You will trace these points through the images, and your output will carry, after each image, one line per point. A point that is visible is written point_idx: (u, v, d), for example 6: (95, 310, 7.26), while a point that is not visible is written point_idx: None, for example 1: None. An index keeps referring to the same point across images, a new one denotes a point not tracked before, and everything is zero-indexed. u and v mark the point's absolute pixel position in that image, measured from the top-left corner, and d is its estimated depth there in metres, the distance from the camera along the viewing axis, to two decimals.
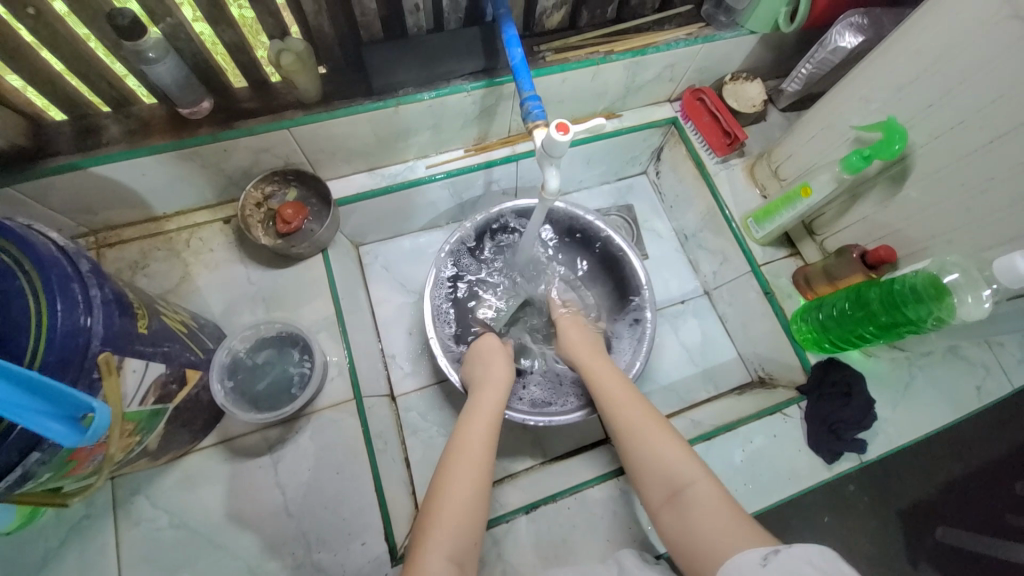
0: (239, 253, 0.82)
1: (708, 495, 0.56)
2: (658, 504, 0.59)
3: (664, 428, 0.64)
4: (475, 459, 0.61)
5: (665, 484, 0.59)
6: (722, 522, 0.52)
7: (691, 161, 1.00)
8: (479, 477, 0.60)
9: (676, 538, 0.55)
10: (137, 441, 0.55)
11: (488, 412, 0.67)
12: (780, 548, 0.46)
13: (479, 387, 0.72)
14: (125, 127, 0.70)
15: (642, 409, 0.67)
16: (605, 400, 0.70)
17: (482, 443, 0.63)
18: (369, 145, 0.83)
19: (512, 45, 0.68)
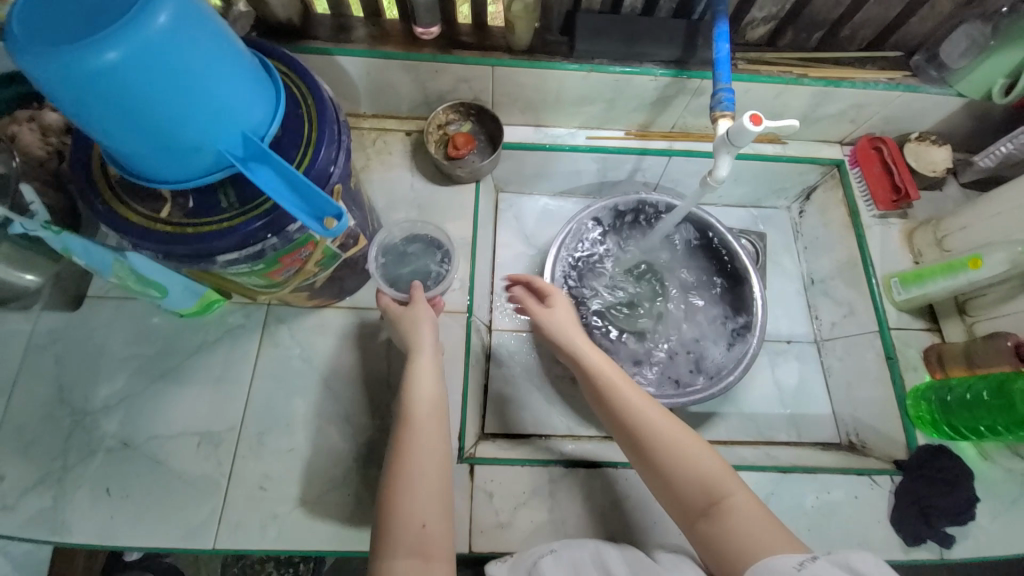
0: (410, 162, 0.94)
1: (742, 505, 0.54)
2: (691, 514, 0.56)
3: (683, 431, 0.61)
4: (428, 444, 0.60)
5: (698, 493, 0.56)
6: (766, 537, 0.51)
7: (844, 206, 0.97)
8: (439, 466, 0.59)
9: (715, 551, 0.53)
10: (316, 273, 0.67)
11: (428, 396, 0.64)
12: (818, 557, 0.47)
13: (415, 364, 0.68)
14: (370, 32, 0.83)
15: (657, 412, 0.63)
16: (618, 402, 0.65)
17: (427, 426, 0.62)
18: (547, 102, 0.91)
19: (721, 40, 0.72)
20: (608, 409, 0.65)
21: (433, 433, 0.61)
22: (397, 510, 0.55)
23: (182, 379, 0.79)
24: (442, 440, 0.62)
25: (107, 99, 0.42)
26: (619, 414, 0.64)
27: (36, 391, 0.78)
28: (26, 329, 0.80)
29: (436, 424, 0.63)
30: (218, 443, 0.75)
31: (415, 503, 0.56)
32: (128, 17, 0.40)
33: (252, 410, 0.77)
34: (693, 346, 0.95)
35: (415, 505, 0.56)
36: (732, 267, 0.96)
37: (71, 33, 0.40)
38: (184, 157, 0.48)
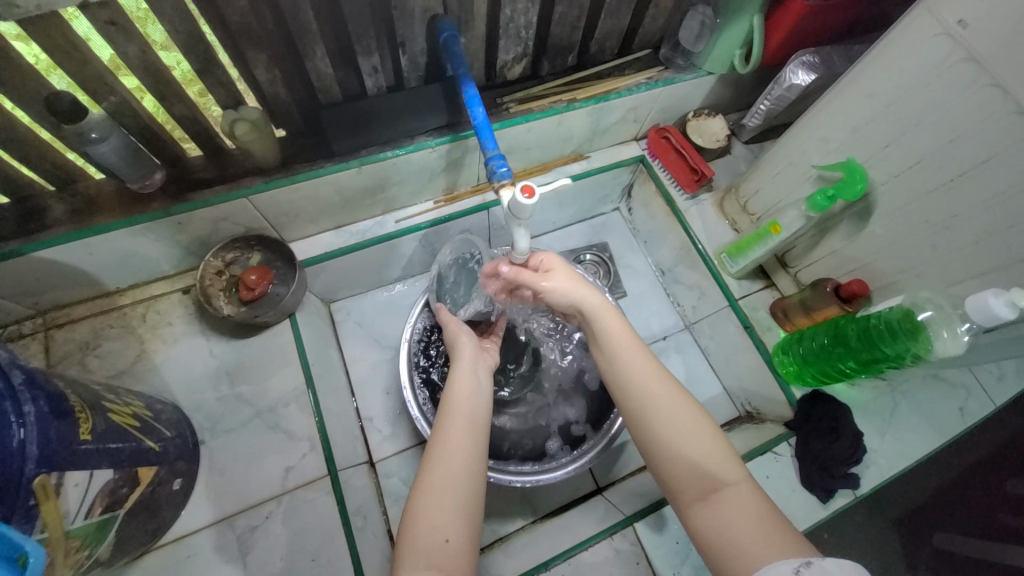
0: (199, 324, 0.78)
1: (744, 497, 0.52)
2: (687, 498, 0.55)
3: (698, 421, 0.58)
4: (459, 446, 0.57)
5: (700, 479, 0.55)
6: (771, 530, 0.49)
7: (661, 198, 1.01)
8: (461, 473, 0.56)
9: (708, 536, 0.52)
10: (84, 557, 0.50)
11: (465, 397, 0.62)
12: (811, 561, 0.45)
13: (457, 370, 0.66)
14: (70, 207, 0.66)
15: (671, 396, 0.60)
16: (635, 383, 0.61)
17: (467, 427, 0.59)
18: (335, 204, 0.81)
19: (473, 105, 0.67)
20: (622, 386, 0.62)
21: (462, 440, 0.58)
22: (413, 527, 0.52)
23: None
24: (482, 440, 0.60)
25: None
26: (634, 397, 0.61)
27: None
28: None
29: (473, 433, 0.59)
30: None
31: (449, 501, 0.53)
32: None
33: None
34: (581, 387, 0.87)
35: (432, 523, 0.52)
36: None
37: None
38: None
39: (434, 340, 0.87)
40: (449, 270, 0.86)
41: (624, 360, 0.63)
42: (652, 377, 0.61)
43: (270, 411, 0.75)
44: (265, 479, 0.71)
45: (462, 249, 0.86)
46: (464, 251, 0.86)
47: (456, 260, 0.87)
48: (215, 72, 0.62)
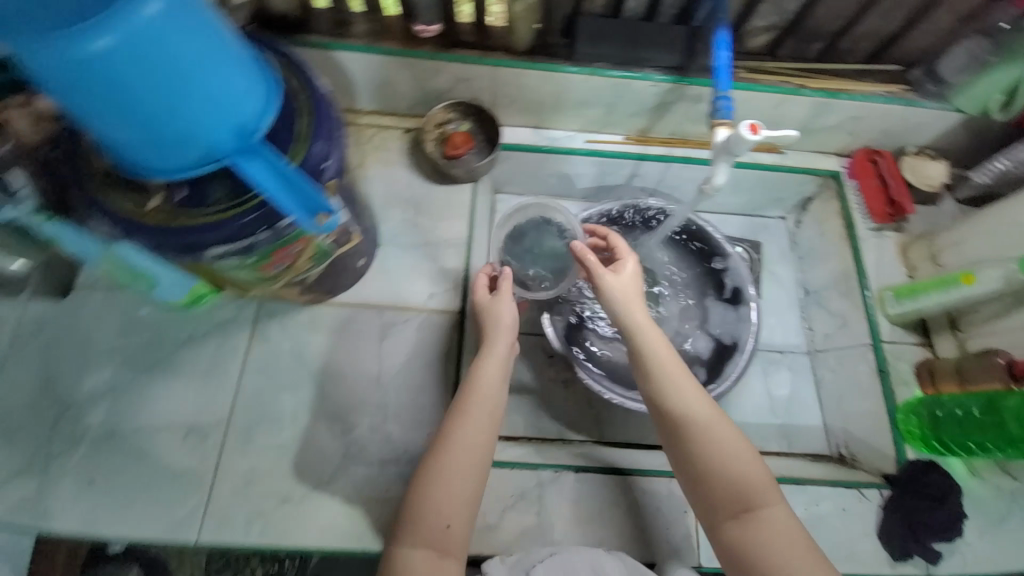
0: (406, 159, 0.94)
1: (779, 521, 0.57)
2: (720, 516, 0.59)
3: (741, 445, 0.61)
4: (480, 438, 0.63)
5: (737, 499, 0.58)
6: (805, 559, 0.55)
7: (840, 217, 0.98)
8: (473, 467, 0.62)
9: (739, 551, 0.57)
10: (307, 267, 0.67)
11: (490, 389, 0.66)
12: None
13: (485, 353, 0.69)
14: (368, 28, 0.82)
15: (714, 418, 0.62)
16: (677, 405, 0.63)
17: (479, 417, 0.64)
18: (549, 104, 0.91)
19: (721, 47, 0.71)
20: (660, 405, 0.64)
21: (482, 427, 0.64)
22: (424, 510, 0.60)
23: (168, 373, 0.77)
24: (492, 429, 0.65)
25: (84, 91, 0.42)
26: (675, 418, 0.63)
27: (19, 381, 0.76)
28: (9, 318, 0.78)
29: (486, 423, 0.64)
30: (203, 437, 0.74)
31: (455, 487, 0.61)
32: (73, 29, 0.39)
33: (239, 403, 0.77)
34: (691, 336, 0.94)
35: (437, 508, 0.59)
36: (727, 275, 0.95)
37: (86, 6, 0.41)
38: (175, 150, 0.48)
39: None
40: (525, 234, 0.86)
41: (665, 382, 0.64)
42: (694, 400, 0.63)
43: (432, 247, 0.89)
44: (411, 295, 0.85)
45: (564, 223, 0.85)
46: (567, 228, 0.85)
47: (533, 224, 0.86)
48: None
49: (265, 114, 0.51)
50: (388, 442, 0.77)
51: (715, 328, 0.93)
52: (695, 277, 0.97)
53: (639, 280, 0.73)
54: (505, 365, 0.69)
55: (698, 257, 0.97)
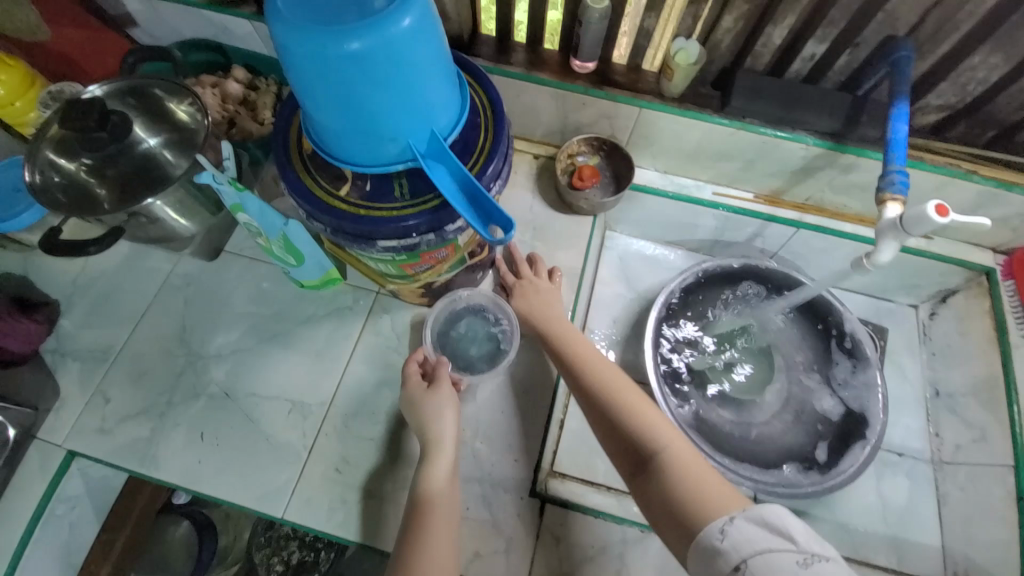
0: (532, 184, 0.96)
1: (678, 459, 0.56)
2: (634, 474, 0.58)
3: (637, 398, 0.63)
4: (443, 554, 0.57)
5: (639, 449, 0.59)
6: (710, 492, 0.51)
7: (990, 319, 0.88)
8: (444, 573, 0.56)
9: (652, 505, 0.55)
10: (440, 274, 0.69)
11: (444, 486, 0.62)
12: (736, 516, 0.48)
13: (427, 461, 0.64)
14: (528, 57, 0.87)
15: (614, 378, 0.66)
16: (580, 371, 0.68)
17: (443, 522, 0.59)
18: (684, 152, 0.90)
19: (898, 120, 0.68)
20: (568, 376, 0.69)
21: (445, 542, 0.58)
22: None
23: (287, 346, 0.81)
24: (452, 526, 0.60)
25: (324, 82, 0.46)
26: (581, 386, 0.67)
27: (159, 327, 0.82)
28: (166, 269, 0.86)
29: (447, 529, 0.59)
30: (307, 414, 0.76)
31: None
32: (335, 32, 0.43)
33: (341, 389, 0.78)
34: (816, 395, 0.88)
35: None
36: (847, 368, 0.88)
37: (345, 12, 0.44)
38: (377, 145, 0.51)
39: (681, 314, 0.92)
40: (454, 325, 0.82)
41: (569, 354, 0.70)
42: (594, 362, 0.68)
43: None
44: None
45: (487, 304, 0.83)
46: (489, 307, 0.82)
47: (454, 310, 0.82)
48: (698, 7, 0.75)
49: (453, 127, 0.54)
50: (475, 459, 0.75)
51: (841, 388, 0.87)
52: (814, 343, 0.90)
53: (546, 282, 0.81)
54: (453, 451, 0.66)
55: (819, 337, 0.91)
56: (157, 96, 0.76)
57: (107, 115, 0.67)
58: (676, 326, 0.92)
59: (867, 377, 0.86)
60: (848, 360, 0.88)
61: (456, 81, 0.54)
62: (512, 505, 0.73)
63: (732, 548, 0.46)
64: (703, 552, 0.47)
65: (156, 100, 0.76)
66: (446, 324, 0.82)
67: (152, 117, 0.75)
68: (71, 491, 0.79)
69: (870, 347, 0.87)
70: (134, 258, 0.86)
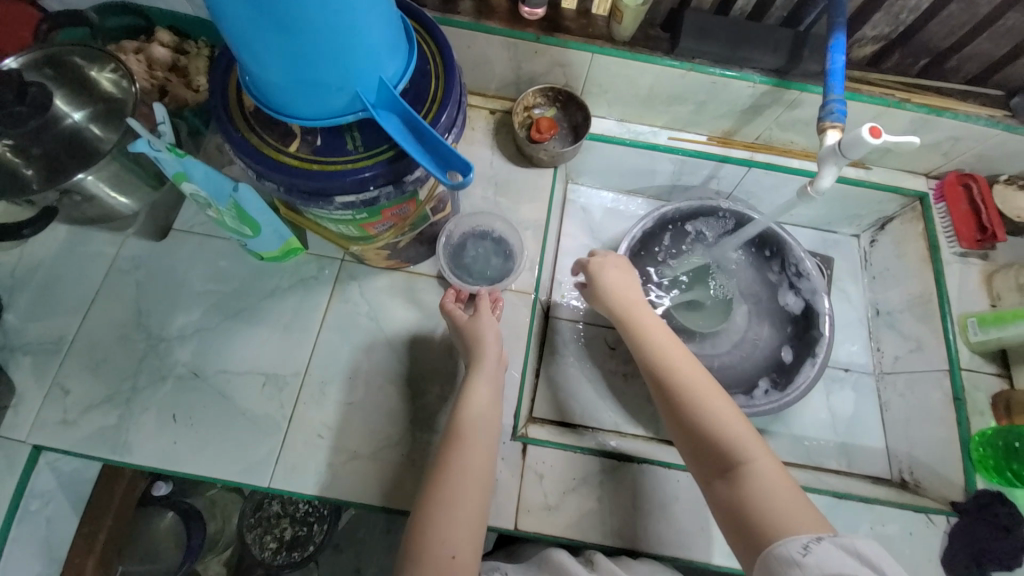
0: (492, 141, 0.95)
1: (764, 474, 0.57)
2: (710, 476, 0.60)
3: (725, 405, 0.63)
4: (475, 465, 0.63)
5: (721, 457, 0.60)
6: (795, 514, 0.54)
7: (924, 241, 0.94)
8: (481, 480, 0.62)
9: (728, 510, 0.58)
10: (405, 232, 0.69)
11: (486, 404, 0.68)
12: (823, 539, 0.51)
13: (472, 374, 0.70)
14: (475, 6, 0.84)
15: (703, 381, 0.65)
16: (667, 373, 0.66)
17: (477, 438, 0.65)
18: (639, 97, 0.91)
19: (836, 51, 0.70)
20: (653, 375, 0.68)
21: (480, 455, 0.64)
22: (431, 534, 0.58)
23: (253, 320, 0.79)
24: (492, 444, 0.66)
25: (256, 29, 0.43)
26: (666, 385, 0.66)
27: (112, 313, 0.78)
28: (111, 252, 0.81)
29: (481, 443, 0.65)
30: (281, 386, 0.76)
31: (462, 511, 0.60)
32: None
33: (315, 358, 0.78)
34: (779, 291, 0.95)
35: (445, 530, 0.58)
36: (794, 296, 0.94)
37: None
38: (322, 95, 0.49)
39: (641, 257, 0.95)
40: (461, 248, 0.84)
41: (654, 355, 0.69)
42: (685, 365, 0.67)
43: None
44: None
45: (477, 224, 0.85)
46: (479, 224, 0.85)
47: (457, 235, 0.84)
48: None
49: (398, 73, 0.53)
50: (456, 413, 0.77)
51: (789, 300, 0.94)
52: (762, 275, 0.97)
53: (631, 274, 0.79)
54: (497, 385, 0.70)
55: (768, 265, 0.96)
56: (76, 65, 0.70)
57: (25, 88, 0.61)
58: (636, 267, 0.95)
59: (813, 302, 0.91)
60: (794, 291, 0.94)
61: (399, 23, 0.52)
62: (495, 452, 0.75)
63: (813, 563, 0.49)
64: (780, 562, 0.51)
65: (75, 68, 0.70)
66: (455, 252, 0.84)
67: (75, 87, 0.70)
68: (42, 486, 0.77)
69: (814, 271, 0.91)
70: (72, 244, 0.81)
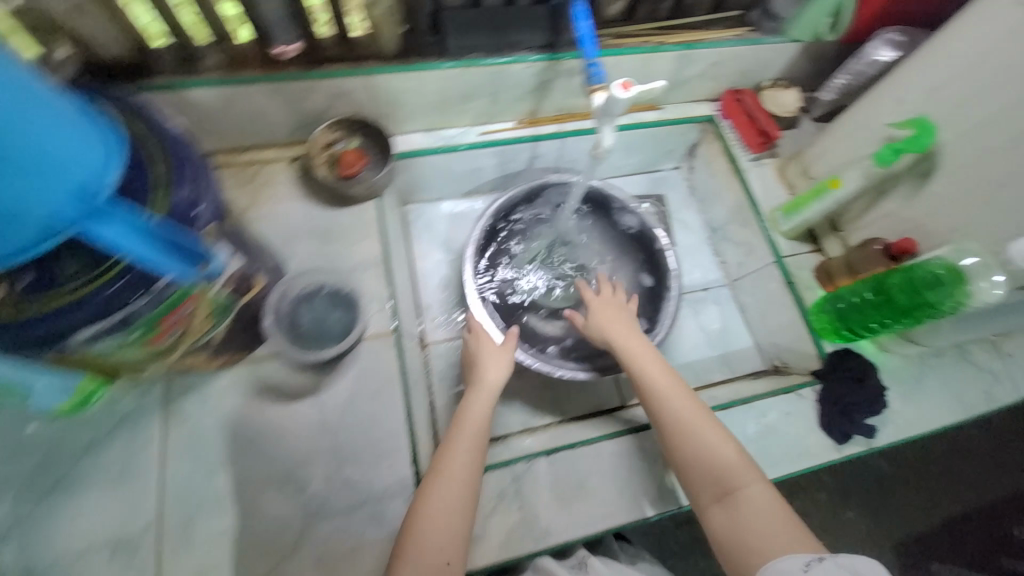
0: (299, 191, 0.87)
1: (761, 501, 0.61)
2: (706, 502, 0.64)
3: (719, 432, 0.67)
4: (463, 470, 0.66)
5: (717, 485, 0.64)
6: (787, 535, 0.58)
7: (725, 157, 1.05)
8: (473, 479, 0.66)
9: (724, 534, 0.61)
10: (209, 328, 0.61)
11: (476, 420, 0.72)
12: (823, 558, 0.54)
13: (474, 387, 0.76)
14: (220, 59, 0.76)
15: (698, 411, 0.69)
16: (668, 406, 0.70)
17: (469, 443, 0.69)
18: (432, 105, 0.89)
19: (580, 19, 0.74)
20: (655, 408, 0.71)
21: (467, 455, 0.67)
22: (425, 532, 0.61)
23: (76, 484, 0.67)
24: (483, 444, 0.70)
25: None
26: (666, 420, 0.69)
27: None
28: None
29: (473, 449, 0.69)
30: (136, 546, 0.65)
31: (452, 510, 0.63)
32: None
33: (168, 497, 0.68)
34: (618, 214, 1.00)
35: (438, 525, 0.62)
36: (630, 222, 1.00)
37: None
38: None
39: (493, 254, 0.95)
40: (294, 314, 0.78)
41: (651, 390, 0.72)
42: (682, 399, 0.70)
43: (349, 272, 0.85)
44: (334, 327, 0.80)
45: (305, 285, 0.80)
46: (308, 283, 0.80)
47: (286, 302, 0.77)
48: None
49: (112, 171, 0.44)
50: (349, 487, 0.71)
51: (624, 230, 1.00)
52: (603, 228, 1.01)
53: (625, 312, 0.84)
54: (491, 401, 0.75)
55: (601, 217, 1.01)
56: None
57: None
58: (489, 271, 0.95)
59: (644, 229, 0.99)
60: (628, 217, 1.00)
61: (82, 109, 0.43)
62: (404, 508, 0.71)
63: None
64: None
65: None
66: (290, 322, 0.77)
67: None
68: None
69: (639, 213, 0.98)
70: None
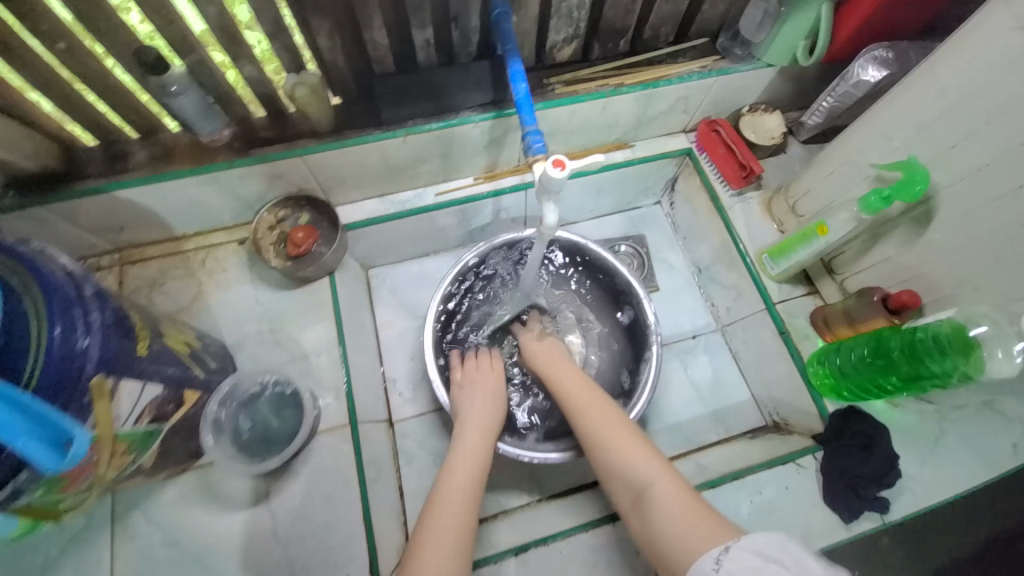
0: (249, 274, 0.84)
1: (671, 494, 0.56)
2: (626, 508, 0.60)
3: (628, 432, 0.64)
4: (455, 522, 0.60)
5: (631, 486, 0.60)
6: (697, 529, 0.52)
7: (705, 193, 0.97)
8: (463, 531, 0.60)
9: (644, 540, 0.56)
10: (130, 460, 0.57)
11: (473, 468, 0.66)
12: (730, 547, 0.47)
13: (460, 440, 0.71)
14: (150, 154, 0.74)
15: (611, 416, 0.67)
16: (581, 415, 0.69)
17: (464, 494, 0.63)
18: (379, 172, 0.85)
19: (517, 80, 0.68)
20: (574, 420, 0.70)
21: (460, 508, 0.61)
22: None
23: None
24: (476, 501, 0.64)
25: None
26: (582, 429, 0.68)
27: None
28: None
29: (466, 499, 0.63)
30: None
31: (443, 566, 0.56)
32: None
33: None
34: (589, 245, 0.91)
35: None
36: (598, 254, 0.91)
37: None
38: None
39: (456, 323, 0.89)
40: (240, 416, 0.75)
41: (568, 402, 0.72)
42: (594, 406, 0.69)
43: (303, 359, 0.81)
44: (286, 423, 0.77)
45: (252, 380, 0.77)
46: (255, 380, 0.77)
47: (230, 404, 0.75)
48: (283, 37, 0.67)
49: None
50: None
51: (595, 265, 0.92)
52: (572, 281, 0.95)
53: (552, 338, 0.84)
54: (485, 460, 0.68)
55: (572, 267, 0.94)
56: None
57: None
58: (454, 341, 0.89)
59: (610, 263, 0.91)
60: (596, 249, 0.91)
61: None
62: None
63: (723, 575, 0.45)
64: None
65: None
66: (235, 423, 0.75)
67: None
68: None
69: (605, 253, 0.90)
70: None
